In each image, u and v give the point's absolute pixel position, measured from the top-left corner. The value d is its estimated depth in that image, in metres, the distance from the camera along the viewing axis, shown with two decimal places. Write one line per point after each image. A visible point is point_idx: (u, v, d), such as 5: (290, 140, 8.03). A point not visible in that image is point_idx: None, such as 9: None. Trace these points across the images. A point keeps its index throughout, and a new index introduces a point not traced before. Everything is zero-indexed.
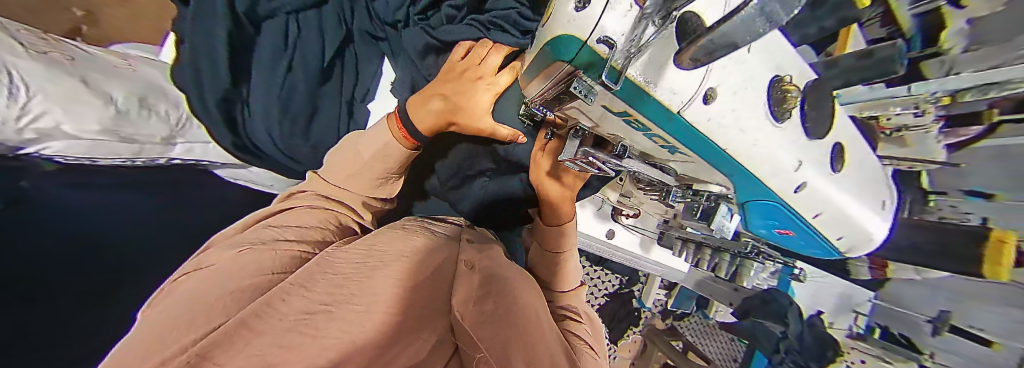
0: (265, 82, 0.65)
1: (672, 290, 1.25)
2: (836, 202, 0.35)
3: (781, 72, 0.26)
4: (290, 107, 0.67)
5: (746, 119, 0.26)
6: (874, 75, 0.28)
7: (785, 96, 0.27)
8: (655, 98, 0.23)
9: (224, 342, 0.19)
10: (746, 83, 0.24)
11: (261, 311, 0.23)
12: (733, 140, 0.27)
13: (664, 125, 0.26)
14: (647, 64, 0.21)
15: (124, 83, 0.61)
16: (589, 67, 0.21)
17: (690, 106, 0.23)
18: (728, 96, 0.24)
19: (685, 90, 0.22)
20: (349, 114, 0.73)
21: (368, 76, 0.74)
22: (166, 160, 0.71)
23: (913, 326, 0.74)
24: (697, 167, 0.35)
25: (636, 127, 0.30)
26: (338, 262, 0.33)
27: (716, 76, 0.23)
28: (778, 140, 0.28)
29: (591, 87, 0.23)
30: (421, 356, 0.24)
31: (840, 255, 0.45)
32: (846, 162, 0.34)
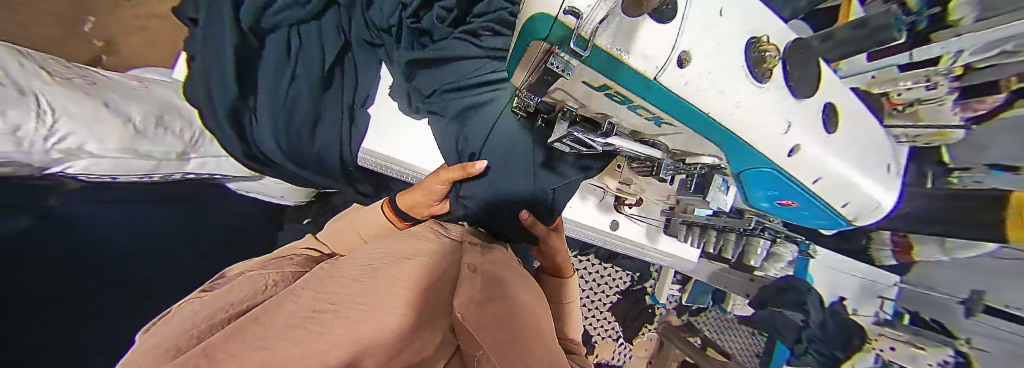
0: (269, 104, 0.59)
1: (686, 284, 1.22)
2: (831, 165, 0.35)
3: (757, 34, 0.29)
4: (294, 118, 0.61)
5: (723, 81, 0.27)
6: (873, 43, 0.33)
7: (764, 55, 0.29)
8: (629, 65, 0.25)
9: (237, 332, 0.19)
10: (716, 47, 0.26)
11: (268, 310, 0.23)
12: (715, 104, 0.28)
13: (644, 95, 0.28)
14: (615, 35, 0.24)
15: (142, 105, 0.51)
16: (561, 43, 0.26)
17: (665, 71, 0.26)
18: (703, 58, 0.26)
19: (658, 55, 0.25)
20: (350, 120, 0.67)
21: (366, 81, 0.68)
22: (180, 175, 0.60)
23: (947, 310, 0.73)
24: (687, 138, 0.36)
25: (619, 101, 0.32)
26: (344, 267, 0.33)
27: (687, 40, 0.25)
28: (761, 100, 0.29)
29: (567, 63, 0.27)
30: (425, 353, 0.24)
31: (847, 225, 0.44)
32: (840, 122, 0.35)
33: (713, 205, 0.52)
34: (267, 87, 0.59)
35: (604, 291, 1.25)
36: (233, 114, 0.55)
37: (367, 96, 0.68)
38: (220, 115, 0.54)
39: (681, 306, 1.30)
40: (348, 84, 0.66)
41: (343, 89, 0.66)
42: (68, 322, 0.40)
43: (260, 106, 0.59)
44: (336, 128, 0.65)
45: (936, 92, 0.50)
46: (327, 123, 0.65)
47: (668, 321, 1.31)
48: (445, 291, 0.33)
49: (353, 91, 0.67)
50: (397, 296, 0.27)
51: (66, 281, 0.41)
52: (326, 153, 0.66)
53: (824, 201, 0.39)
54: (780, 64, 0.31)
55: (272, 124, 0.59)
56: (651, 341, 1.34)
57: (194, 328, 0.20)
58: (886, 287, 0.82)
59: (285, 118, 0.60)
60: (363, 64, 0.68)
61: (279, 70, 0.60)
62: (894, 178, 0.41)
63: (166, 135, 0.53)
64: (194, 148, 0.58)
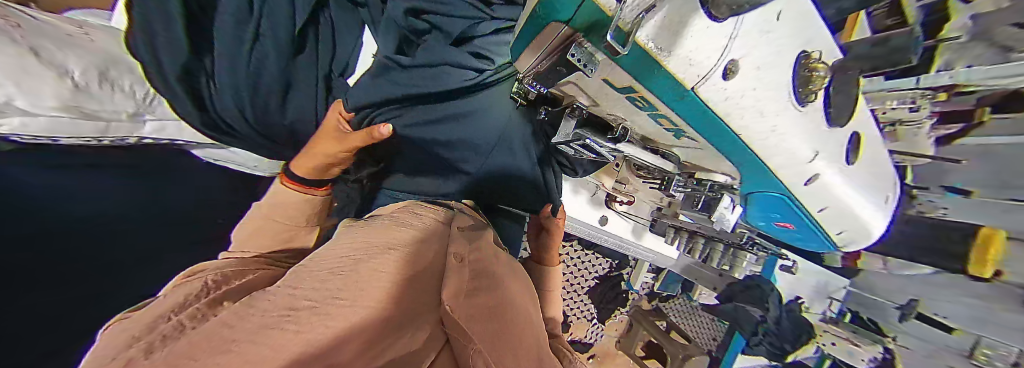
0: (227, 62, 0.51)
1: (660, 274, 1.29)
2: (840, 196, 0.37)
3: (809, 48, 0.26)
4: (259, 84, 0.53)
5: (763, 100, 0.25)
6: (888, 64, 0.32)
7: (812, 75, 0.28)
8: (666, 70, 0.22)
9: (204, 338, 0.16)
10: (767, 61, 0.24)
11: (241, 312, 0.20)
12: (750, 126, 0.27)
13: (673, 102, 0.25)
14: (660, 29, 0.20)
15: (82, 56, 0.43)
16: (591, 28, 0.21)
17: (706, 82, 0.23)
18: (750, 71, 0.23)
19: (703, 62, 0.21)
20: (327, 91, 0.58)
21: (347, 48, 0.58)
22: (137, 140, 0.53)
23: (883, 311, 0.88)
24: (703, 153, 0.35)
25: (641, 106, 0.30)
26: (324, 261, 0.31)
27: (737, 48, 0.22)
28: (798, 123, 0.29)
29: (591, 55, 0.23)
30: (412, 346, 0.21)
31: (834, 249, 0.48)
32: (860, 156, 0.36)
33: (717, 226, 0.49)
34: (227, 52, 0.51)
35: (584, 274, 1.31)
36: (186, 78, 0.49)
37: (347, 64, 0.59)
38: (168, 72, 0.48)
39: (652, 293, 1.36)
40: (324, 45, 0.57)
41: (316, 57, 0.57)
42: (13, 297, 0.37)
43: (220, 67, 0.51)
44: (311, 98, 0.57)
45: (919, 113, 0.55)
46: (299, 95, 0.57)
47: (639, 305, 1.36)
48: (433, 285, 0.32)
49: (331, 55, 0.58)
50: (379, 289, 0.25)
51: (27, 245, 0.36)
52: (297, 127, 0.59)
53: (820, 227, 0.41)
54: (824, 87, 0.30)
55: (234, 90, 0.52)
56: (621, 322, 1.39)
57: (150, 330, 0.18)
58: (837, 288, 0.94)
59: (249, 78, 0.52)
60: (341, 28, 0.58)
61: (240, 23, 0.51)
62: (891, 204, 0.43)
63: (114, 93, 0.46)
64: (150, 110, 0.50)
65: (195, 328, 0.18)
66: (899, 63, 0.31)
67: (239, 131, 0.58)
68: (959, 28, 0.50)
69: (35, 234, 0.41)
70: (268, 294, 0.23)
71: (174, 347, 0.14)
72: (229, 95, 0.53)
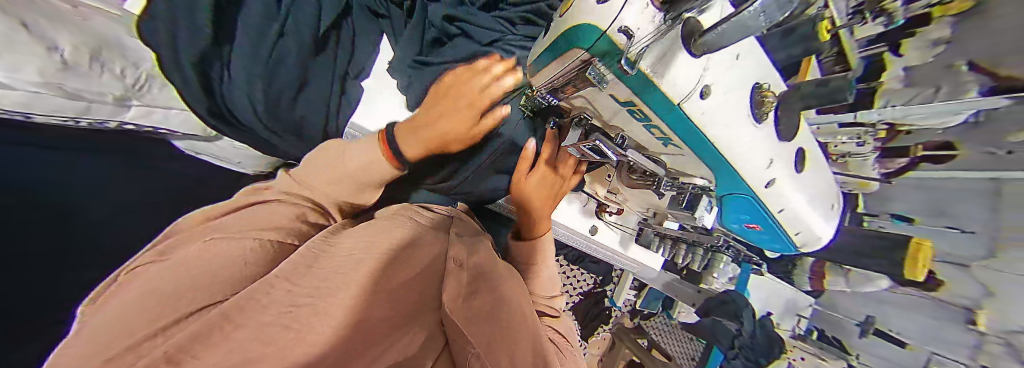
0: (246, 57, 0.51)
1: (642, 290, 1.33)
2: (796, 199, 0.42)
3: (762, 80, 0.31)
4: (275, 78, 0.53)
5: (731, 117, 0.30)
6: (829, 101, 0.35)
7: (763, 100, 0.32)
8: (660, 89, 0.25)
9: (204, 335, 0.18)
10: (732, 84, 0.28)
11: (244, 304, 0.22)
12: (722, 136, 0.31)
13: (664, 115, 0.28)
14: (656, 59, 0.23)
15: (74, 32, 0.41)
16: (605, 55, 0.24)
17: (689, 99, 0.26)
18: (720, 94, 0.27)
19: (686, 84, 0.25)
20: (342, 91, 0.60)
21: (364, 53, 0.62)
22: (116, 124, 0.51)
23: (843, 329, 0.93)
24: (687, 160, 0.38)
25: (638, 117, 0.33)
26: (333, 257, 0.31)
27: (711, 74, 0.26)
28: (757, 137, 0.33)
29: (602, 74, 0.26)
30: (410, 351, 0.25)
31: (796, 250, 0.53)
32: (806, 163, 0.41)
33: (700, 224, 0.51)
34: (248, 47, 0.51)
35: (568, 290, 1.33)
36: (201, 66, 0.49)
37: (363, 68, 0.62)
38: (183, 59, 0.47)
39: (634, 309, 1.39)
40: (342, 50, 0.59)
41: (336, 57, 0.59)
42: None
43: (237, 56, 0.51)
44: (321, 99, 0.58)
45: (865, 148, 0.63)
46: (314, 92, 0.58)
47: (621, 322, 1.37)
48: (431, 286, 0.33)
49: (348, 60, 0.60)
50: (378, 295, 0.26)
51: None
52: (308, 123, 0.59)
53: (782, 226, 0.46)
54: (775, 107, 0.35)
55: (246, 80, 0.52)
56: (604, 339, 1.39)
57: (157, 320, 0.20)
58: (804, 306, 1.01)
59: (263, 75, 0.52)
60: (363, 31, 0.62)
61: (268, 17, 0.53)
62: (837, 211, 0.49)
63: (102, 74, 0.44)
64: (137, 94, 0.49)
65: (200, 320, 0.19)
66: (840, 100, 0.34)
67: (244, 124, 0.57)
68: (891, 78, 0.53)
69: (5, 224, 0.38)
70: (265, 284, 0.24)
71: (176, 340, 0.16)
72: (240, 86, 0.52)
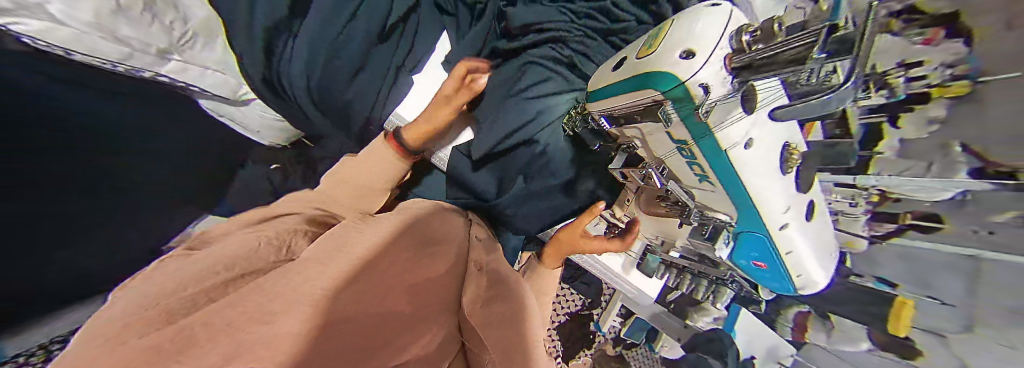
0: (314, 32, 0.55)
1: (627, 318, 1.29)
2: (803, 245, 0.43)
3: (792, 141, 0.34)
4: (336, 59, 0.58)
5: (764, 166, 0.34)
6: (837, 163, 0.38)
7: (791, 157, 0.34)
8: (715, 136, 0.31)
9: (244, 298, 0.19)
10: (770, 141, 0.33)
11: (279, 274, 0.23)
12: (756, 182, 0.35)
13: (712, 157, 0.34)
14: (721, 111, 0.30)
15: None
16: (680, 99, 0.31)
17: (735, 148, 0.32)
18: (761, 148, 0.33)
19: (735, 137, 0.31)
20: (393, 80, 0.63)
21: (422, 45, 0.64)
22: (152, 74, 0.50)
23: None
24: (717, 196, 0.41)
25: (683, 155, 0.38)
26: (360, 235, 0.31)
27: (756, 131, 0.32)
28: (781, 185, 0.36)
29: (669, 116, 0.33)
30: (433, 349, 0.25)
31: (794, 291, 0.53)
32: (816, 214, 0.43)
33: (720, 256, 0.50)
34: (317, 20, 0.55)
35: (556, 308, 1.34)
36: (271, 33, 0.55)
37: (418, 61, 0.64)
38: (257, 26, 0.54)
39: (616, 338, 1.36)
40: (404, 42, 0.63)
41: (397, 46, 0.62)
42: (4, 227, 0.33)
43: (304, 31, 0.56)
44: (376, 82, 0.62)
45: (854, 208, 0.57)
46: (370, 75, 0.62)
47: (601, 349, 1.30)
48: (452, 285, 0.34)
49: (407, 50, 0.63)
50: (402, 285, 0.28)
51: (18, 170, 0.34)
52: (354, 104, 0.63)
53: (787, 269, 0.47)
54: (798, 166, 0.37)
55: (308, 57, 0.57)
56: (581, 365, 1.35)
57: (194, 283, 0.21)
58: None
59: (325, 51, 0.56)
60: (425, 22, 0.65)
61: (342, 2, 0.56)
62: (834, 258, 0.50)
63: (152, 25, 0.46)
64: (180, 49, 0.51)
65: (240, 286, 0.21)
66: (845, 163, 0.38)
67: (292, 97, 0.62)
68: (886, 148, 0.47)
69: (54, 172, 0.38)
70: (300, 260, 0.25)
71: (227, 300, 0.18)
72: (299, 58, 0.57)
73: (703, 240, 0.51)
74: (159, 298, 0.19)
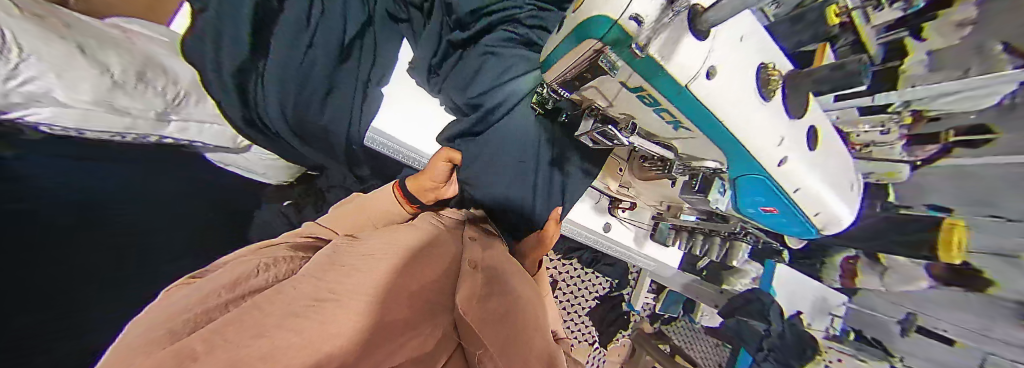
0: (278, 71, 0.54)
1: (661, 293, 1.23)
2: (811, 179, 0.40)
3: (767, 59, 0.32)
4: (304, 89, 0.56)
5: (738, 96, 0.30)
6: (845, 86, 0.32)
7: (770, 79, 0.32)
8: (666, 73, 0.26)
9: (236, 321, 0.20)
10: (734, 64, 0.28)
11: (270, 299, 0.25)
12: (732, 116, 0.30)
13: (674, 99, 0.29)
14: (664, 43, 0.24)
15: (120, 54, 0.44)
16: (615, 43, 0.26)
17: (695, 81, 0.26)
18: (731, 71, 0.28)
19: (692, 64, 0.25)
20: (364, 96, 0.62)
21: (386, 61, 0.64)
22: (156, 139, 0.54)
23: (884, 328, 0.83)
24: (699, 143, 0.39)
25: (647, 102, 0.34)
26: (346, 258, 0.33)
27: (716, 55, 0.26)
28: (768, 114, 0.33)
29: (613, 63, 0.29)
30: (425, 348, 0.26)
31: (816, 233, 0.50)
32: (819, 144, 0.41)
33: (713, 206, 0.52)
34: (281, 53, 0.54)
35: (584, 294, 1.31)
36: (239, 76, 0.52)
37: (384, 75, 0.64)
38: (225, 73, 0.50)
39: (653, 313, 1.33)
40: (366, 57, 0.63)
41: (359, 67, 0.62)
42: (60, 292, 0.36)
43: (271, 65, 0.54)
44: (345, 107, 0.61)
45: (888, 136, 0.60)
46: (339, 97, 0.61)
47: (641, 327, 1.31)
48: (448, 286, 0.35)
49: (370, 68, 0.63)
50: (383, 287, 0.28)
51: (64, 244, 0.38)
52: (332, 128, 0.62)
53: (801, 209, 0.44)
54: (781, 85, 0.35)
55: (278, 90, 0.54)
56: (624, 346, 1.37)
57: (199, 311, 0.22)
58: (835, 304, 0.95)
59: (295, 87, 0.55)
60: (382, 40, 0.65)
61: (297, 36, 0.55)
62: (855, 192, 0.47)
63: (146, 92, 0.47)
64: (175, 109, 0.51)
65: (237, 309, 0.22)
66: (857, 83, 0.31)
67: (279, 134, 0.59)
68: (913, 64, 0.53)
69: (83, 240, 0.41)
70: (291, 284, 0.27)
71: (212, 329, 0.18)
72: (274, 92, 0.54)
73: (694, 194, 0.54)
74: (165, 321, 0.20)
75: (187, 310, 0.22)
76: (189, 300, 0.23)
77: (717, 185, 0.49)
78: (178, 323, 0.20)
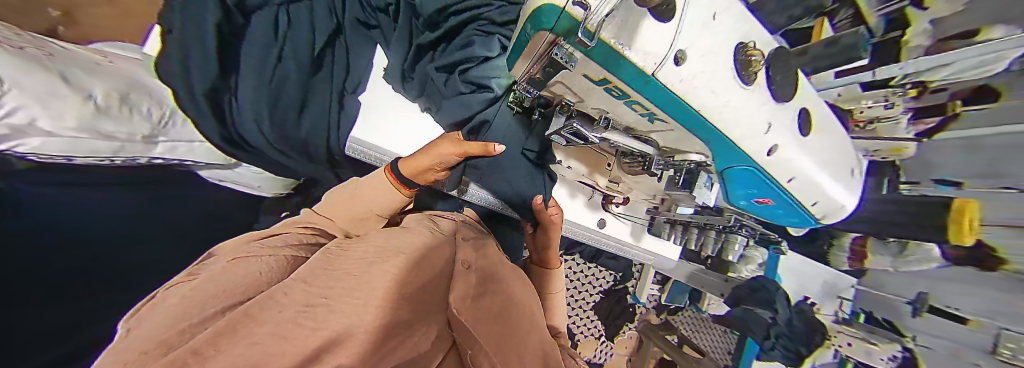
0: (252, 84, 0.52)
1: (666, 284, 1.24)
2: (804, 166, 0.39)
3: (745, 40, 0.31)
4: (281, 99, 0.55)
5: (714, 81, 0.29)
6: (843, 60, 0.36)
7: (750, 61, 0.31)
8: (629, 60, 0.26)
9: (227, 330, 0.19)
10: (702, 47, 0.28)
11: (261, 304, 0.23)
12: (707, 103, 0.30)
13: (641, 89, 0.29)
14: (619, 28, 0.25)
15: (105, 80, 0.44)
16: (568, 33, 0.26)
17: (662, 68, 0.27)
18: (697, 58, 0.28)
19: (657, 52, 0.26)
20: (340, 107, 0.64)
21: (361, 69, 0.66)
22: (146, 160, 0.53)
23: (895, 309, 0.89)
24: (679, 135, 0.39)
25: (616, 95, 0.34)
26: (338, 260, 0.32)
27: (684, 39, 0.27)
28: (748, 100, 0.32)
29: (570, 54, 0.28)
30: (420, 349, 0.26)
31: (816, 223, 0.49)
32: (813, 127, 0.40)
33: (698, 200, 0.59)
34: (254, 63, 0.53)
35: (588, 290, 1.30)
36: (212, 96, 0.49)
37: (359, 83, 0.66)
38: (195, 87, 0.47)
39: (659, 305, 1.33)
40: (338, 69, 0.63)
41: (333, 75, 0.63)
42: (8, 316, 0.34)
43: (244, 80, 0.52)
44: (323, 115, 0.61)
45: (893, 110, 0.63)
46: (314, 109, 0.61)
47: (647, 319, 1.33)
48: (439, 288, 0.33)
49: (345, 76, 0.64)
50: (383, 287, 0.27)
51: (36, 268, 0.38)
52: (312, 141, 0.62)
53: (795, 199, 0.43)
54: (764, 67, 0.33)
55: (253, 105, 0.52)
56: (631, 338, 1.38)
57: (178, 321, 0.20)
58: (845, 288, 0.96)
59: (269, 102, 0.54)
60: (355, 49, 0.66)
61: (266, 48, 0.55)
62: (859, 180, 0.46)
63: (132, 115, 0.46)
64: (163, 131, 0.51)
65: (222, 319, 0.20)
66: (853, 59, 0.35)
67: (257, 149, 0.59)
68: (920, 33, 0.57)
69: (43, 263, 0.39)
70: (282, 288, 0.25)
71: (195, 341, 0.17)
72: (247, 107, 0.52)
73: (680, 189, 0.59)
74: (145, 336, 0.18)
75: (166, 322, 0.20)
76: (166, 312, 0.21)
77: (703, 179, 0.56)
78: (158, 338, 0.18)
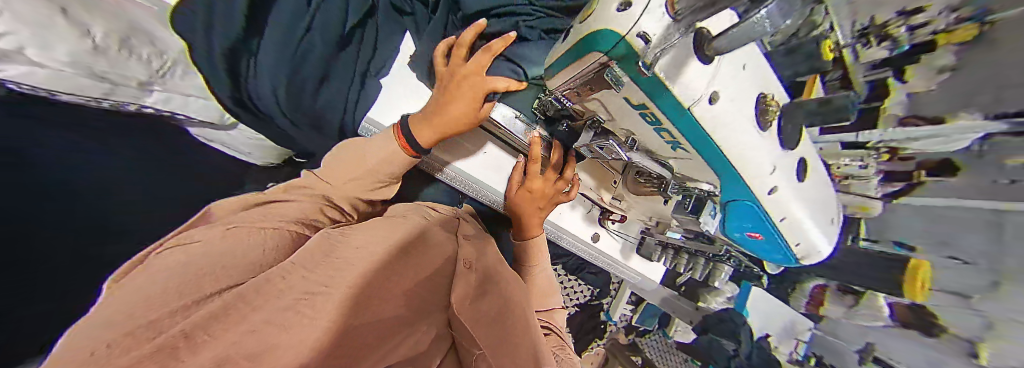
0: (276, 49, 0.51)
1: (638, 305, 1.29)
2: (796, 208, 0.43)
3: (766, 91, 0.34)
4: (305, 70, 0.55)
5: (738, 121, 0.32)
6: (834, 120, 0.37)
7: (768, 108, 0.34)
8: (672, 93, 0.28)
9: (222, 314, 0.19)
10: (736, 92, 0.31)
11: (261, 286, 0.23)
12: (729, 140, 0.33)
13: (675, 118, 0.32)
14: (670, 64, 0.27)
15: (104, 18, 0.42)
16: (623, 59, 0.27)
17: (699, 104, 0.29)
18: (727, 101, 0.31)
19: (698, 89, 0.28)
20: (361, 85, 0.64)
21: (386, 52, 0.66)
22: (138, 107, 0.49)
23: (842, 356, 0.92)
24: (693, 164, 0.41)
25: (649, 121, 0.36)
26: (339, 245, 0.32)
27: (720, 82, 0.29)
28: (762, 144, 0.35)
29: (618, 77, 0.30)
30: (420, 348, 0.29)
31: (796, 262, 0.52)
32: (808, 173, 0.43)
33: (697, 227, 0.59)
34: (281, 28, 0.52)
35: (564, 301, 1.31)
36: (230, 55, 0.47)
37: (383, 67, 0.66)
38: (215, 45, 0.45)
39: (629, 325, 1.36)
40: (366, 48, 0.63)
41: (358, 52, 0.63)
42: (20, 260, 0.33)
43: (269, 44, 0.51)
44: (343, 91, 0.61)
45: (867, 170, 0.68)
46: (336, 82, 0.61)
47: (616, 338, 1.34)
48: (441, 289, 0.35)
49: (370, 56, 0.64)
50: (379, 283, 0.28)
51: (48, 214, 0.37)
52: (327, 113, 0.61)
53: (784, 237, 0.46)
54: (778, 118, 0.37)
55: (275, 68, 0.51)
56: (597, 355, 1.36)
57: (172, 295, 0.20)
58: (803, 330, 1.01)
59: (292, 67, 0.53)
60: (385, 31, 0.66)
61: (296, 15, 0.53)
62: (838, 225, 0.50)
63: (129, 59, 0.45)
64: (160, 79, 0.49)
65: (220, 300, 0.20)
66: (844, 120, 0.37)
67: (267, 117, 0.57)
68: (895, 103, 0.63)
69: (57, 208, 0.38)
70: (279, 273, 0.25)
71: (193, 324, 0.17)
72: (266, 72, 0.51)
73: (687, 214, 0.56)
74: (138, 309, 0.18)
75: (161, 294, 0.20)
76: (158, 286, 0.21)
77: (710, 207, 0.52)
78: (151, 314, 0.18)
